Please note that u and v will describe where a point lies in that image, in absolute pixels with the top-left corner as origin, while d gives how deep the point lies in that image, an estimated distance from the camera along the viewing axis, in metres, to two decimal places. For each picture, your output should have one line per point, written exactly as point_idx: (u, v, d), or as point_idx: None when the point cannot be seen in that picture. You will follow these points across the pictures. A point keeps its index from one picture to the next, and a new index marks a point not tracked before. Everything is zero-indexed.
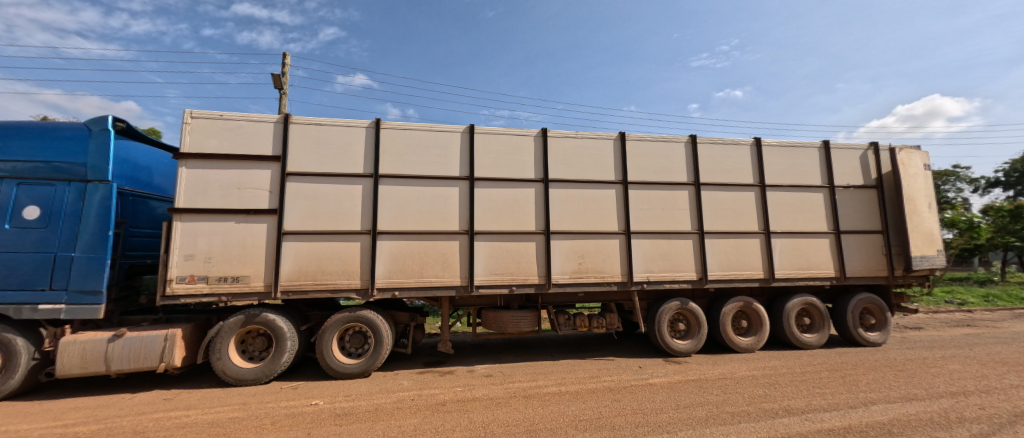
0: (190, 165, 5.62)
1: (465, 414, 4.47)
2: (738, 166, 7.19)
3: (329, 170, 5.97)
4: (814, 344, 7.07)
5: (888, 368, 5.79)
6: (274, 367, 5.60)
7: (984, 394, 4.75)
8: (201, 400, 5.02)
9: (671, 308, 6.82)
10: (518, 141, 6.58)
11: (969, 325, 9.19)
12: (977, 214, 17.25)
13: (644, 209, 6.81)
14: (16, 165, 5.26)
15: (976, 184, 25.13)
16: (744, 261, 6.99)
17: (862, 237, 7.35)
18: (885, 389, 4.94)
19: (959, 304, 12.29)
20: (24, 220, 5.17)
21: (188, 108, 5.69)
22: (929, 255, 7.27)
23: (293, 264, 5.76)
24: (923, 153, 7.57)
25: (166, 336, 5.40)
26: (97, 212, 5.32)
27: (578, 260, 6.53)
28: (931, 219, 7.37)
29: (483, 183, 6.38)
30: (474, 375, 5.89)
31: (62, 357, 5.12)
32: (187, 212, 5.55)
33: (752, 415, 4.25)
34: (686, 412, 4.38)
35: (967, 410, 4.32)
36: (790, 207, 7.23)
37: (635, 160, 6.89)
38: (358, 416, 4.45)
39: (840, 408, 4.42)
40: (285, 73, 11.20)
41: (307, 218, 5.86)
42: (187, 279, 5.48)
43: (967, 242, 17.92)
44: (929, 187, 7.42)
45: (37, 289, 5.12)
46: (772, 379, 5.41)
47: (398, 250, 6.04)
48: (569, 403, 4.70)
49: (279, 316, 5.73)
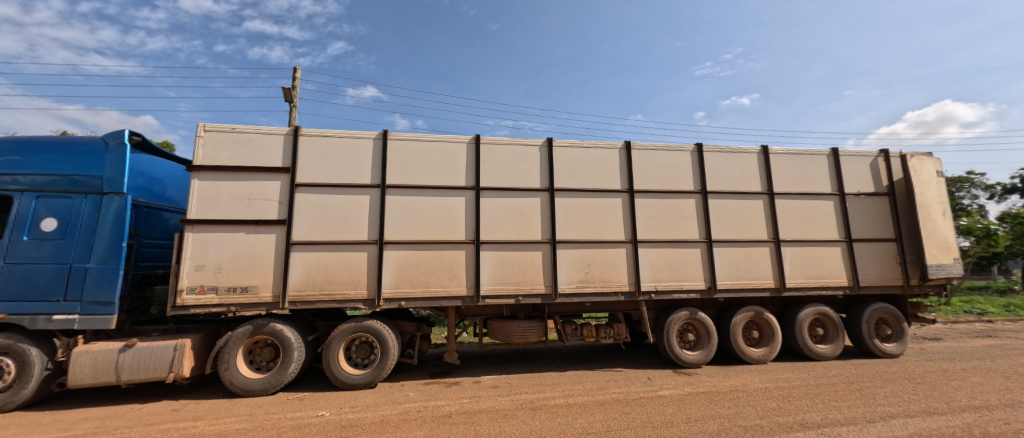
0: (203, 177, 5.73)
1: (472, 426, 4.43)
2: (744, 173, 7.13)
3: (338, 182, 6.04)
4: (828, 355, 6.92)
5: (907, 381, 5.63)
6: (280, 378, 5.62)
7: (1009, 409, 4.60)
8: (208, 411, 5.04)
9: (680, 318, 6.74)
10: (523, 151, 6.62)
11: (991, 337, 8.94)
12: (993, 222, 16.88)
13: (651, 218, 6.77)
14: (36, 179, 5.40)
15: (992, 190, 24.58)
16: (754, 270, 6.90)
17: (874, 245, 7.22)
18: (904, 403, 4.80)
19: (979, 315, 11.95)
20: (41, 232, 5.29)
21: (201, 122, 5.82)
22: (946, 263, 7.08)
23: (300, 275, 5.80)
24: (935, 160, 7.44)
25: (177, 346, 5.45)
26: (112, 223, 5.42)
27: (585, 269, 6.49)
28: (945, 226, 7.21)
29: (489, 193, 6.40)
30: (480, 386, 5.85)
31: (75, 368, 5.19)
32: (198, 224, 5.63)
33: (766, 429, 4.16)
34: (697, 426, 4.28)
35: (991, 425, 4.18)
36: (800, 215, 7.14)
37: (642, 169, 6.88)
38: (364, 428, 4.43)
39: (857, 422, 4.30)
40: (296, 86, 11.42)
41: (315, 228, 5.91)
42: (197, 290, 5.54)
43: (985, 250, 17.47)
44: (943, 193, 7.27)
45: (52, 300, 5.22)
46: (786, 392, 5.29)
47: (404, 260, 6.06)
48: (578, 416, 4.63)
49: (286, 326, 5.76)
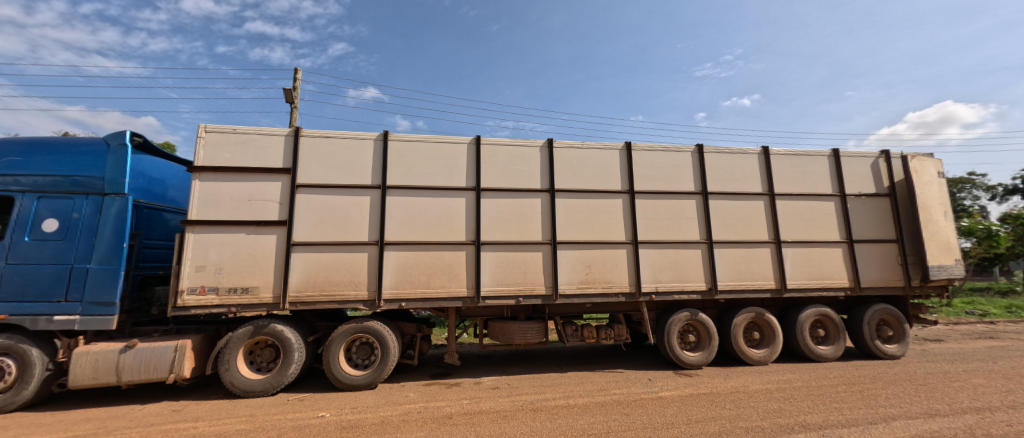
0: (204, 178, 5.73)
1: (472, 427, 4.43)
2: (745, 174, 7.13)
3: (339, 182, 6.04)
4: (830, 356, 6.91)
5: (908, 382, 5.62)
6: (281, 379, 5.62)
7: (1011, 410, 4.58)
8: (209, 412, 5.04)
9: (681, 320, 6.73)
10: (524, 151, 6.62)
11: (993, 338, 8.92)
12: (994, 223, 16.81)
13: (652, 219, 6.76)
14: (37, 180, 5.41)
15: (993, 191, 24.52)
16: (755, 271, 6.89)
17: (875, 246, 7.21)
18: (906, 405, 4.78)
19: (981, 316, 11.90)
20: (43, 233, 5.30)
21: (202, 123, 5.84)
22: (948, 264, 7.06)
23: (301, 275, 5.80)
24: (936, 161, 7.43)
25: (177, 346, 5.45)
26: (113, 223, 5.43)
27: (586, 270, 6.49)
28: (946, 227, 7.20)
29: (490, 194, 6.40)
30: (480, 387, 5.84)
31: (75, 368, 5.20)
32: (199, 225, 5.64)
33: (767, 431, 4.15)
34: (698, 427, 4.27)
35: (993, 427, 4.17)
36: (801, 216, 7.13)
37: (643, 170, 6.87)
38: (364, 429, 4.43)
39: (859, 424, 4.29)
40: (296, 86, 11.43)
41: (316, 229, 5.91)
42: (197, 291, 5.54)
43: (987, 250, 17.45)
44: (944, 194, 7.26)
45: (54, 300, 5.23)
46: (787, 393, 5.27)
47: (404, 260, 6.06)
48: (579, 417, 4.62)
49: (286, 327, 5.76)
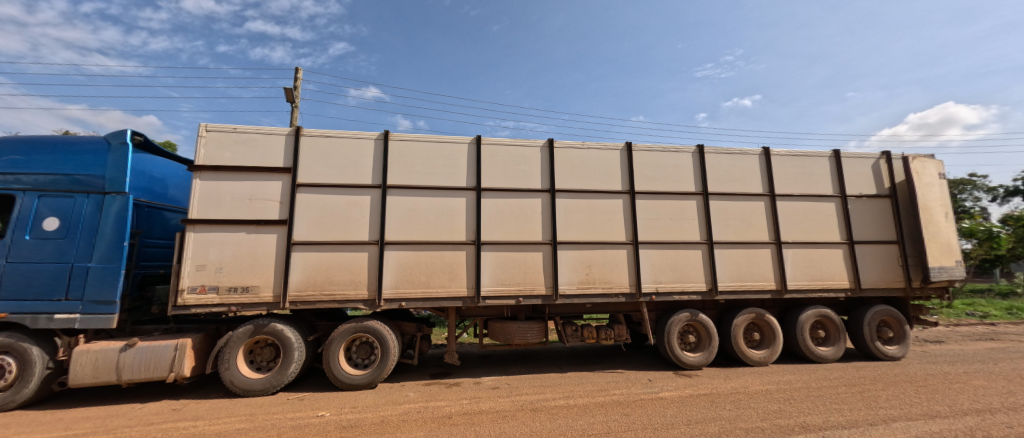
0: (204, 177, 5.73)
1: (472, 427, 4.43)
2: (745, 175, 7.12)
3: (339, 182, 6.04)
4: (830, 357, 6.90)
5: (909, 384, 5.61)
6: (281, 378, 5.62)
7: (1011, 412, 4.58)
8: (209, 411, 5.05)
9: (681, 320, 6.72)
10: (524, 151, 6.61)
11: (993, 340, 8.90)
12: (995, 225, 16.74)
13: (652, 220, 6.76)
14: (38, 178, 5.42)
15: (994, 192, 24.49)
16: (755, 272, 6.88)
17: (876, 247, 7.20)
18: (906, 406, 4.78)
19: (981, 317, 11.90)
20: (43, 232, 5.31)
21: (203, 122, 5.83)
22: (948, 266, 7.04)
23: (301, 275, 5.80)
24: (937, 163, 7.41)
25: (177, 345, 5.45)
26: (113, 222, 5.43)
27: (586, 270, 6.48)
28: (947, 228, 7.17)
29: (490, 194, 6.39)
30: (480, 387, 5.84)
31: (75, 367, 5.20)
32: (200, 224, 5.64)
33: (767, 431, 4.15)
34: (698, 428, 4.27)
35: (993, 429, 4.16)
36: (801, 217, 7.13)
37: (644, 170, 6.87)
38: (364, 429, 4.43)
39: (859, 425, 4.29)
40: (297, 86, 11.43)
41: (316, 228, 5.91)
42: (198, 289, 5.55)
43: (987, 252, 17.45)
44: (945, 195, 7.24)
45: (55, 299, 5.23)
46: (787, 394, 5.27)
47: (404, 260, 6.06)
48: (579, 417, 4.62)
49: (286, 326, 5.76)
